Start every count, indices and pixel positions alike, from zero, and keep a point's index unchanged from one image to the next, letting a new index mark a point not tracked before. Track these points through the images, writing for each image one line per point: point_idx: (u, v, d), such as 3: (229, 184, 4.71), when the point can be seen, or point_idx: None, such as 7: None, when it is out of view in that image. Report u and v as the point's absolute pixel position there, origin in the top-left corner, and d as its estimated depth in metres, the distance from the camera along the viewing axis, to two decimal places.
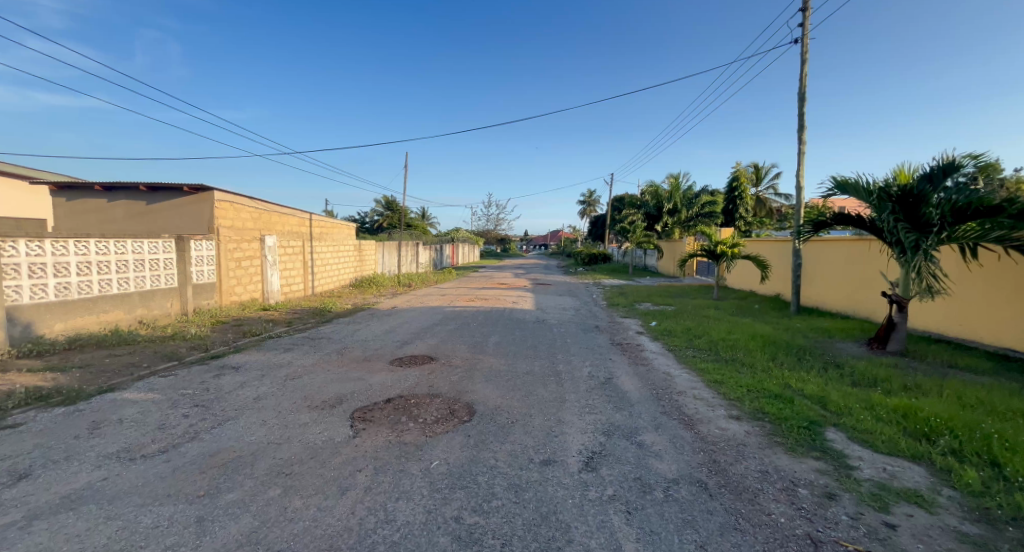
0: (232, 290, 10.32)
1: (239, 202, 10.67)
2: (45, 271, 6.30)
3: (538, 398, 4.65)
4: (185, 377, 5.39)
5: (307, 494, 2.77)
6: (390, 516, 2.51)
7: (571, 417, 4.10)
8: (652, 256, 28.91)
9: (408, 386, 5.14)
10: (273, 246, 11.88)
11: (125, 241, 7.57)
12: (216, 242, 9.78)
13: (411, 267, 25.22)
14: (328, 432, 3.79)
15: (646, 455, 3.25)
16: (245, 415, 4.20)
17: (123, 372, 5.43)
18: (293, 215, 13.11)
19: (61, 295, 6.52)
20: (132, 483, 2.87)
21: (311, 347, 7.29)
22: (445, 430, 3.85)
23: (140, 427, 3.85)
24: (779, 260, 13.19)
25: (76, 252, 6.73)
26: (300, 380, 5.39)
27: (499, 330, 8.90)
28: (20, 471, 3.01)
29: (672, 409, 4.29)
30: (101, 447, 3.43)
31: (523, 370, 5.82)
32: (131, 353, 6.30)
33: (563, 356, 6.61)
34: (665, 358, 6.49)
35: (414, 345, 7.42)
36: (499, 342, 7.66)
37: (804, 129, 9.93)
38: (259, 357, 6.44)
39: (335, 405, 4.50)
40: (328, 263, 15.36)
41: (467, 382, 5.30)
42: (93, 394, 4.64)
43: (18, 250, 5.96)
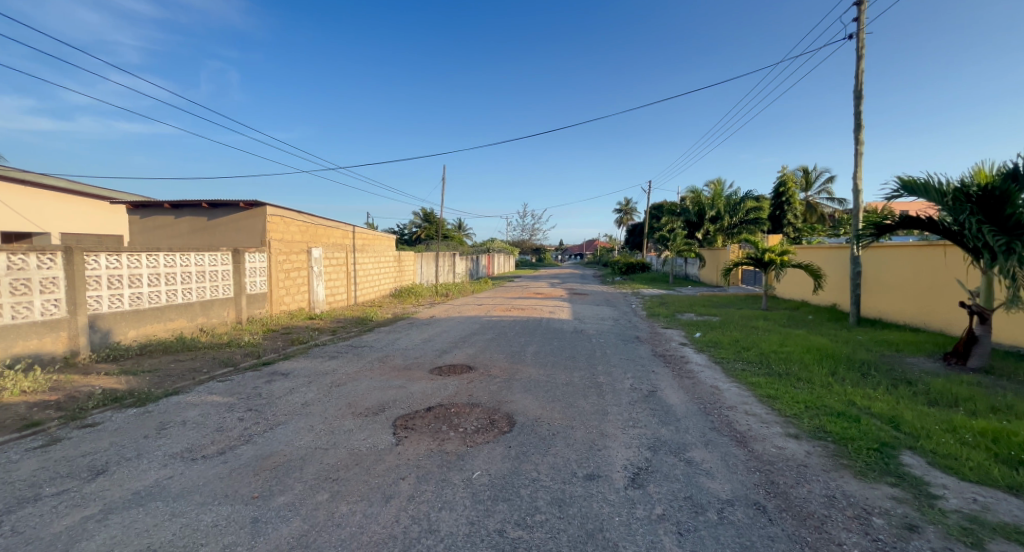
0: (281, 299, 10.85)
1: (288, 216, 11.25)
2: (122, 282, 6.87)
3: (579, 410, 4.56)
4: (240, 382, 5.68)
5: (352, 500, 2.82)
6: (433, 526, 2.52)
7: (613, 431, 3.97)
8: (692, 265, 27.88)
9: (447, 395, 5.18)
10: (319, 258, 12.45)
11: (189, 254, 8.15)
12: (268, 254, 10.35)
13: (448, 277, 25.62)
14: (372, 439, 3.88)
15: (697, 472, 3.09)
16: (295, 420, 4.37)
17: (187, 376, 5.81)
18: (338, 228, 13.71)
19: (134, 304, 7.09)
20: (193, 483, 3.03)
21: (354, 355, 7.51)
22: (485, 439, 3.84)
23: (201, 428, 4.08)
24: (834, 268, 12.43)
25: (147, 265, 7.30)
26: (344, 387, 5.56)
27: (536, 340, 8.83)
28: (99, 467, 3.26)
29: (722, 425, 4.08)
30: (167, 446, 3.66)
31: (562, 381, 5.73)
32: (193, 358, 6.73)
33: (602, 368, 6.46)
34: (711, 370, 6.20)
35: (453, 355, 7.48)
36: (537, 352, 7.59)
37: (862, 128, 9.34)
38: (307, 365, 6.71)
39: (377, 412, 4.60)
40: (370, 273, 15.90)
41: (505, 392, 5.28)
42: (160, 396, 4.98)
43: (100, 263, 6.53)
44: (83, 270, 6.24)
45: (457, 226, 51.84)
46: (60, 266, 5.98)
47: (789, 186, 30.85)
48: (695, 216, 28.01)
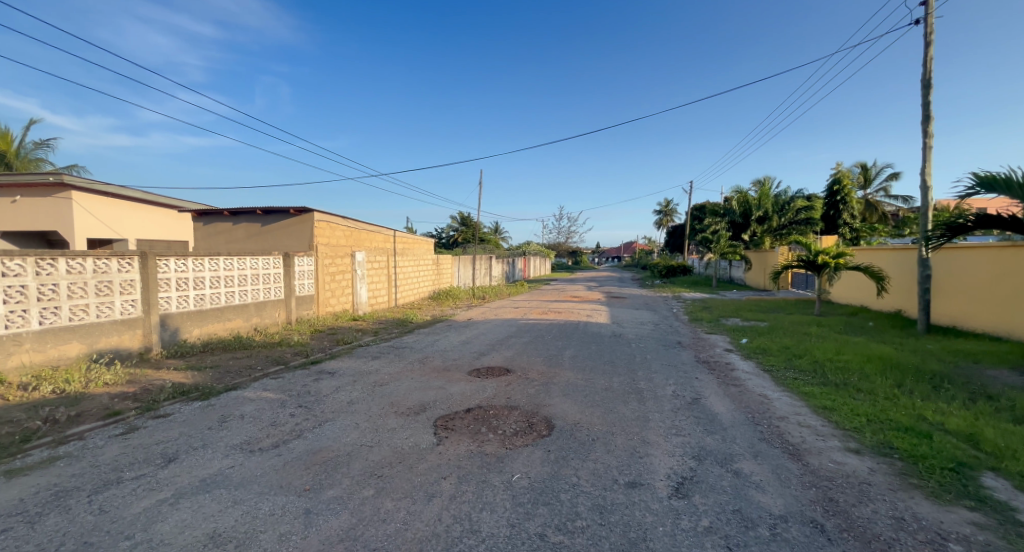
0: (328, 301, 11.35)
1: (334, 221, 11.75)
2: (188, 284, 7.42)
3: (619, 416, 4.49)
4: (291, 380, 5.99)
5: (397, 497, 2.91)
6: (475, 526, 2.55)
7: (655, 438, 3.88)
8: (737, 268, 26.76)
9: (486, 397, 5.24)
10: (362, 261, 12.91)
11: (245, 259, 8.70)
12: (315, 258, 10.86)
13: (485, 280, 25.91)
14: (414, 438, 3.98)
15: (746, 485, 2.97)
16: (341, 417, 4.56)
17: (244, 373, 6.20)
18: (380, 232, 14.17)
19: (198, 305, 7.63)
20: (250, 474, 3.22)
21: (395, 355, 7.74)
22: (524, 443, 3.85)
23: (257, 423, 4.34)
24: (898, 271, 11.56)
25: (209, 269, 7.84)
26: (387, 387, 5.75)
27: (573, 344, 8.76)
28: (170, 454, 3.53)
29: (772, 436, 3.89)
30: (228, 438, 3.92)
31: (601, 386, 5.65)
32: (249, 356, 7.16)
33: (642, 373, 6.32)
34: (759, 378, 5.93)
35: (490, 357, 7.56)
36: (575, 357, 7.53)
37: (931, 119, 8.66)
38: (351, 364, 6.98)
39: (418, 412, 4.72)
40: (410, 277, 16.33)
41: (543, 395, 5.27)
42: (221, 391, 5.33)
43: (170, 267, 7.08)
44: (156, 273, 6.79)
45: (493, 229, 52.37)
46: (136, 270, 6.53)
47: (842, 184, 29.05)
48: (741, 217, 26.91)
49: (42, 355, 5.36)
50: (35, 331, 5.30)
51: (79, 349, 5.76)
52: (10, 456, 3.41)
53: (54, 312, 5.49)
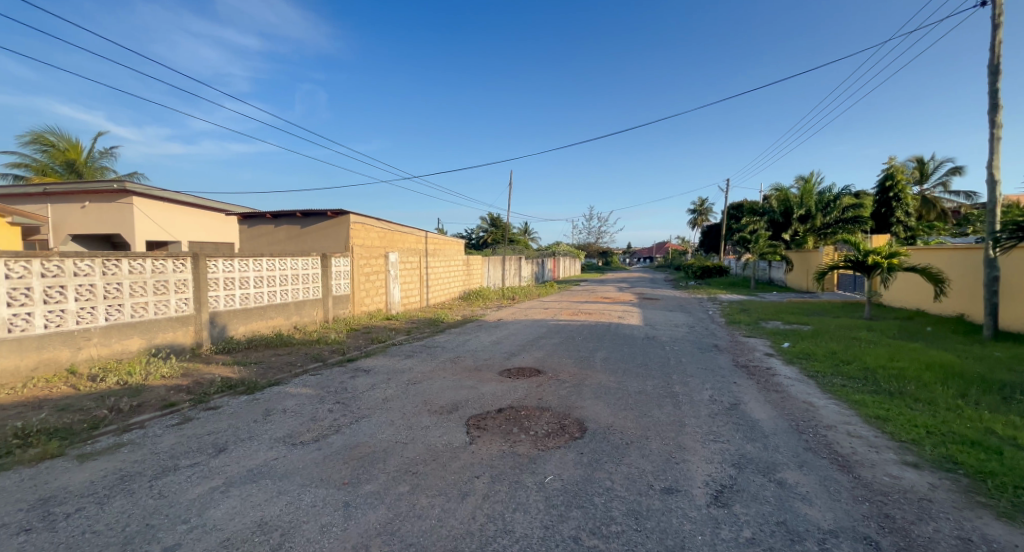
0: (362, 301, 11.68)
1: (369, 223, 12.08)
2: (234, 284, 7.81)
3: (653, 420, 4.39)
4: (329, 377, 6.20)
5: (431, 494, 2.96)
6: (508, 526, 2.56)
7: (692, 444, 3.77)
8: (778, 269, 25.67)
9: (517, 397, 5.25)
10: (395, 262, 13.21)
11: (286, 259, 9.07)
12: (350, 258, 11.21)
13: (515, 281, 25.96)
14: (448, 436, 4.04)
15: (790, 496, 2.84)
16: (377, 414, 4.68)
17: (285, 369, 6.48)
18: (412, 233, 14.44)
19: (243, 304, 8.01)
20: (293, 466, 3.35)
21: (428, 354, 7.86)
22: (556, 444, 3.83)
23: (298, 417, 4.51)
24: (960, 272, 10.77)
25: (253, 269, 8.22)
26: (420, 385, 5.86)
27: (605, 345, 8.63)
28: (220, 444, 3.73)
29: (819, 446, 3.70)
30: (272, 431, 4.10)
31: (634, 389, 5.55)
32: (290, 353, 7.47)
33: (677, 377, 6.15)
34: (803, 385, 5.66)
35: (521, 357, 7.56)
36: (607, 358, 7.43)
37: (999, 108, 8.02)
38: (385, 362, 7.16)
39: (451, 411, 4.78)
40: (441, 277, 16.57)
41: (575, 397, 5.23)
42: (265, 386, 5.58)
43: (219, 267, 7.48)
44: (206, 273, 7.19)
45: (523, 230, 52.27)
46: (189, 270, 6.93)
47: (895, 179, 27.35)
48: (781, 216, 25.84)
49: (108, 349, 5.79)
50: (101, 326, 5.72)
51: (139, 344, 6.18)
52: (81, 441, 3.70)
53: (117, 309, 5.90)
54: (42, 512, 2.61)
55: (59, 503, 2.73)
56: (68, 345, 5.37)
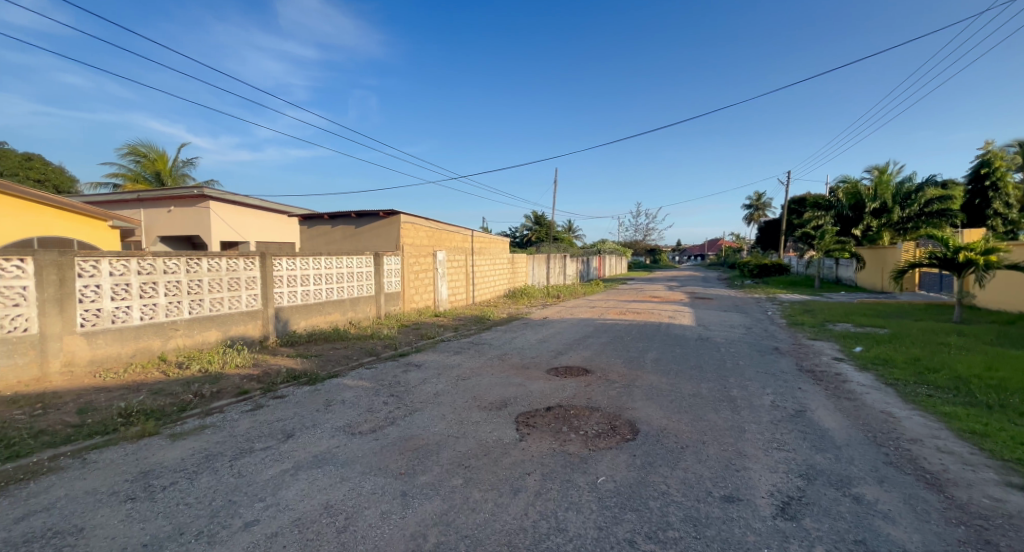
0: (412, 298, 12.07)
1: (418, 222, 12.44)
2: (296, 281, 8.33)
3: (710, 424, 4.21)
4: (383, 370, 6.46)
5: (484, 488, 3.01)
6: (561, 525, 2.55)
7: (754, 451, 3.57)
8: (847, 267, 23.74)
9: (566, 396, 5.22)
10: (443, 261, 13.53)
11: (342, 258, 9.54)
12: (401, 257, 11.61)
13: (560, 279, 25.81)
14: (498, 432, 4.09)
15: (869, 513, 2.62)
16: (428, 408, 4.82)
17: (343, 362, 6.84)
18: (459, 232, 14.71)
19: (304, 300, 8.52)
20: (353, 454, 3.53)
21: (475, 351, 7.99)
22: (607, 445, 3.77)
23: (356, 408, 4.74)
24: None
25: (313, 267, 8.71)
26: (469, 381, 5.96)
27: (655, 346, 8.37)
28: (288, 430, 4.00)
29: (901, 460, 3.38)
30: (333, 420, 4.33)
31: (688, 392, 5.35)
32: (347, 347, 7.87)
33: (735, 380, 5.85)
34: (881, 393, 5.18)
35: (568, 356, 7.50)
36: (658, 359, 7.20)
37: None
38: (435, 358, 7.36)
39: (500, 407, 4.84)
40: (486, 275, 16.78)
41: (625, 398, 5.11)
42: (325, 377, 5.91)
43: (283, 265, 8.00)
44: (272, 271, 7.72)
45: (567, 228, 51.72)
46: (257, 268, 7.46)
47: (991, 167, 24.42)
48: (851, 210, 23.88)
49: (191, 340, 6.37)
50: (186, 319, 6.31)
51: (216, 335, 6.75)
52: (171, 422, 4.10)
53: (198, 303, 6.47)
54: (144, 484, 2.92)
55: (156, 476, 3.04)
56: (159, 335, 5.96)
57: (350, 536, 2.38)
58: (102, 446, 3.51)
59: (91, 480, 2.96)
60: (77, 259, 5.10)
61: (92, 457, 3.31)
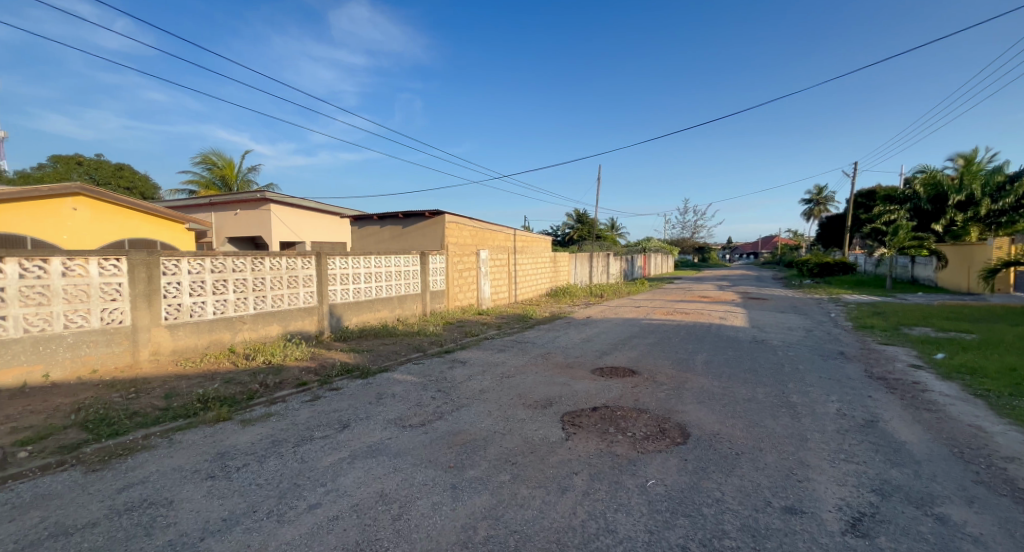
0: (456, 296, 12.31)
1: (462, 222, 12.64)
2: (348, 279, 8.72)
3: (767, 431, 4.00)
4: (429, 366, 6.64)
5: (531, 485, 3.02)
6: (611, 526, 2.52)
7: (818, 462, 3.35)
8: (923, 265, 21.74)
9: (612, 397, 5.14)
10: (486, 259, 13.68)
11: (391, 257, 9.87)
12: (445, 256, 11.86)
13: (603, 279, 25.42)
14: (544, 430, 4.09)
15: (955, 536, 2.39)
16: (474, 404, 4.90)
17: (392, 357, 7.10)
18: (503, 231, 14.80)
19: (356, 297, 8.91)
20: (404, 446, 3.66)
21: (519, 349, 8.03)
22: (656, 448, 3.68)
23: (405, 402, 4.91)
24: None
25: (364, 266, 9.09)
26: (514, 379, 6.00)
27: (705, 347, 8.06)
28: (344, 421, 4.21)
29: (992, 480, 3.05)
30: (385, 412, 4.51)
31: (742, 396, 5.10)
32: (395, 343, 8.16)
33: (795, 385, 5.52)
34: (968, 405, 4.70)
35: (614, 357, 7.37)
36: (708, 361, 6.92)
37: None
38: (479, 355, 7.46)
39: (546, 405, 4.84)
40: (529, 274, 16.81)
41: (675, 401, 4.96)
42: (376, 372, 6.16)
43: (336, 264, 8.41)
44: (327, 270, 8.13)
45: (611, 226, 50.85)
46: (314, 266, 7.89)
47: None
48: (931, 202, 21.83)
49: (256, 333, 6.84)
50: (252, 314, 6.79)
51: (278, 330, 7.21)
52: (242, 408, 4.44)
53: (262, 299, 6.94)
54: (221, 464, 3.18)
55: (231, 457, 3.30)
56: (229, 329, 6.45)
57: (404, 524, 2.48)
58: (185, 428, 3.87)
59: (177, 458, 3.27)
60: (162, 258, 5.63)
61: (177, 438, 3.65)
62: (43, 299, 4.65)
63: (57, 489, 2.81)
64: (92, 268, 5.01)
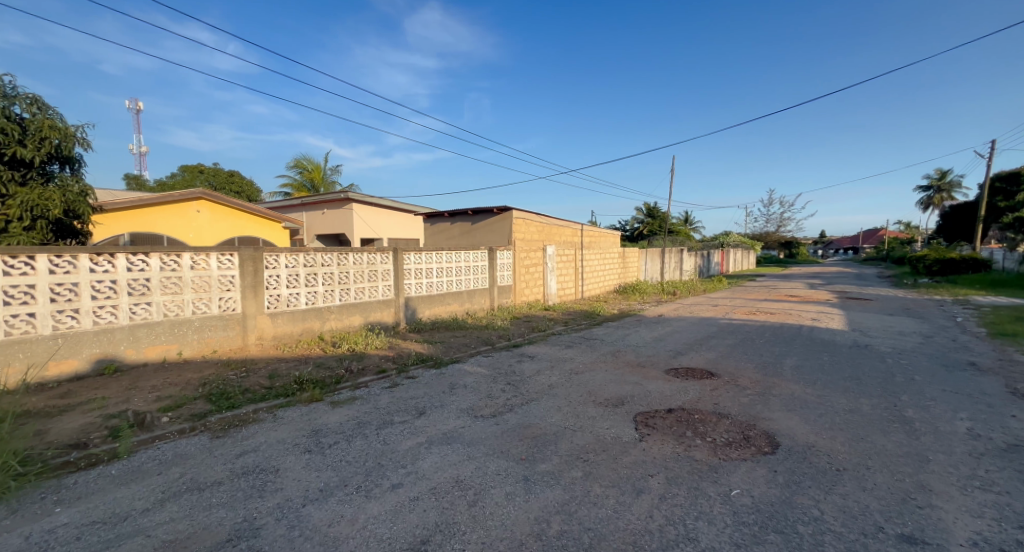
0: (523, 291, 12.41)
1: (530, 217, 12.68)
2: (422, 274, 9.12)
3: (875, 448, 3.56)
4: (498, 359, 6.76)
5: (605, 484, 2.95)
6: (691, 534, 2.39)
7: (942, 487, 2.92)
8: None
9: (689, 399, 4.88)
10: (552, 255, 13.63)
11: (461, 253, 10.17)
12: (512, 252, 11.99)
13: (676, 275, 24.22)
14: (616, 429, 3.99)
15: None
16: (544, 398, 4.90)
17: (462, 349, 7.33)
18: (570, 226, 14.62)
19: (428, 290, 9.31)
20: (477, 435, 3.75)
21: (587, 346, 7.89)
22: (740, 456, 3.43)
23: (477, 393, 5.03)
24: None
25: (436, 261, 9.46)
26: (583, 376, 5.92)
27: (795, 351, 7.36)
28: (420, 408, 4.41)
29: None
30: (458, 402, 4.67)
31: (842, 406, 4.59)
32: (465, 335, 8.42)
33: (909, 398, 4.85)
34: None
35: (689, 357, 7.00)
36: (799, 366, 6.31)
37: None
38: (547, 350, 7.46)
39: (617, 404, 4.71)
40: (596, 269, 16.48)
41: (760, 407, 4.60)
42: (448, 362, 6.41)
43: (411, 260, 8.83)
44: (403, 265, 8.58)
45: (685, 219, 48.21)
46: (391, 261, 8.35)
47: None
48: None
49: (342, 323, 7.41)
50: (338, 305, 7.36)
51: (360, 320, 7.74)
52: (332, 391, 4.83)
53: (346, 292, 7.49)
54: (317, 440, 3.49)
55: (325, 434, 3.61)
56: (319, 318, 7.04)
57: (480, 510, 2.54)
58: (286, 406, 4.29)
59: (280, 431, 3.63)
60: (266, 254, 6.28)
61: (280, 414, 4.07)
62: (177, 288, 5.40)
63: (190, 451, 3.25)
64: (213, 262, 5.73)
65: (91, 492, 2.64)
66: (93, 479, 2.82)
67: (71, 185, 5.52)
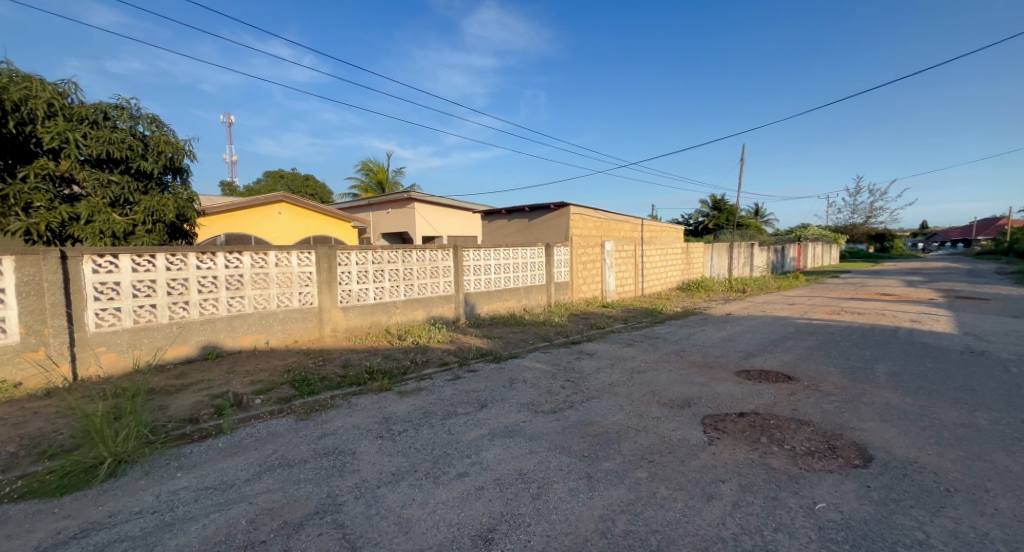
0: (580, 288, 12.25)
1: (588, 213, 12.47)
2: (480, 270, 9.30)
3: (993, 468, 3.12)
4: (557, 356, 6.74)
5: (672, 486, 2.86)
6: (770, 545, 2.25)
7: None
8: None
9: (763, 403, 4.58)
10: (611, 251, 13.32)
11: (518, 249, 10.25)
12: (570, 248, 11.87)
13: (746, 271, 22.71)
14: (682, 431, 3.84)
15: None
16: (605, 396, 4.83)
17: (521, 344, 7.39)
18: (630, 222, 14.20)
19: (487, 287, 9.48)
20: (539, 430, 3.78)
21: (649, 344, 7.65)
22: (824, 467, 3.16)
23: (536, 388, 5.06)
24: None
25: (494, 258, 9.61)
26: (645, 375, 5.74)
27: (889, 355, 6.63)
28: (482, 401, 4.51)
29: None
30: (518, 397, 4.72)
31: (949, 419, 4.08)
32: (523, 331, 8.48)
33: None
34: None
35: (762, 359, 6.54)
36: (894, 373, 5.68)
37: None
38: (607, 348, 7.32)
39: (683, 406, 4.52)
40: (658, 265, 15.88)
41: (847, 415, 4.20)
42: (507, 357, 6.49)
43: (470, 256, 9.04)
44: (462, 262, 8.81)
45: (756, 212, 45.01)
46: (451, 258, 8.61)
47: None
48: None
49: (406, 317, 7.76)
50: (403, 300, 7.72)
51: (423, 315, 8.06)
52: (399, 381, 5.08)
53: (410, 288, 7.83)
54: (388, 426, 3.69)
55: (395, 422, 3.81)
56: (386, 312, 7.43)
57: (544, 504, 2.56)
58: (358, 393, 4.58)
59: (355, 417, 3.89)
60: (339, 252, 6.74)
61: (354, 401, 4.35)
62: (265, 283, 5.94)
63: (280, 430, 3.58)
64: (294, 259, 6.24)
65: (204, 461, 3.00)
66: (205, 449, 3.19)
67: (181, 193, 6.27)
